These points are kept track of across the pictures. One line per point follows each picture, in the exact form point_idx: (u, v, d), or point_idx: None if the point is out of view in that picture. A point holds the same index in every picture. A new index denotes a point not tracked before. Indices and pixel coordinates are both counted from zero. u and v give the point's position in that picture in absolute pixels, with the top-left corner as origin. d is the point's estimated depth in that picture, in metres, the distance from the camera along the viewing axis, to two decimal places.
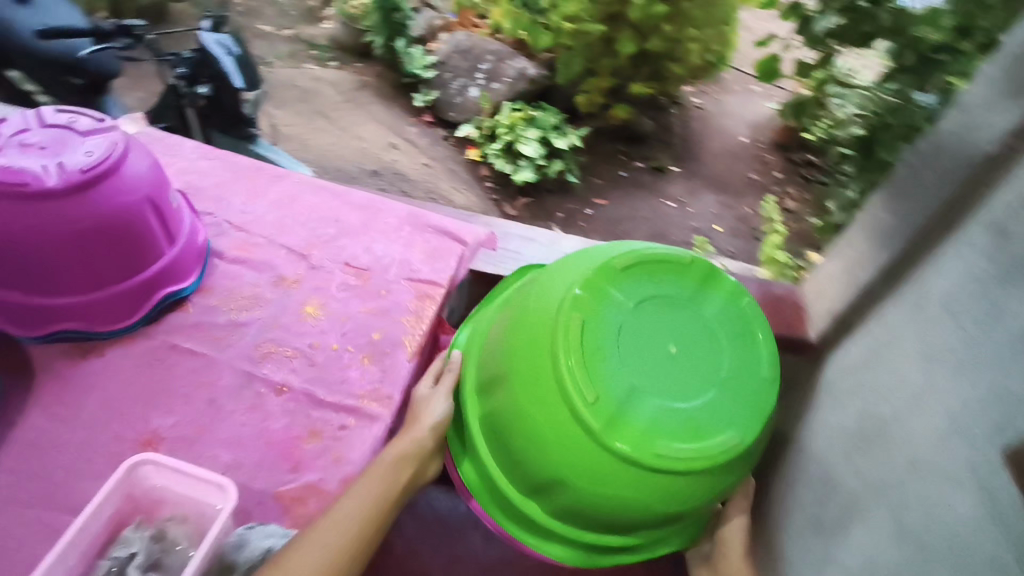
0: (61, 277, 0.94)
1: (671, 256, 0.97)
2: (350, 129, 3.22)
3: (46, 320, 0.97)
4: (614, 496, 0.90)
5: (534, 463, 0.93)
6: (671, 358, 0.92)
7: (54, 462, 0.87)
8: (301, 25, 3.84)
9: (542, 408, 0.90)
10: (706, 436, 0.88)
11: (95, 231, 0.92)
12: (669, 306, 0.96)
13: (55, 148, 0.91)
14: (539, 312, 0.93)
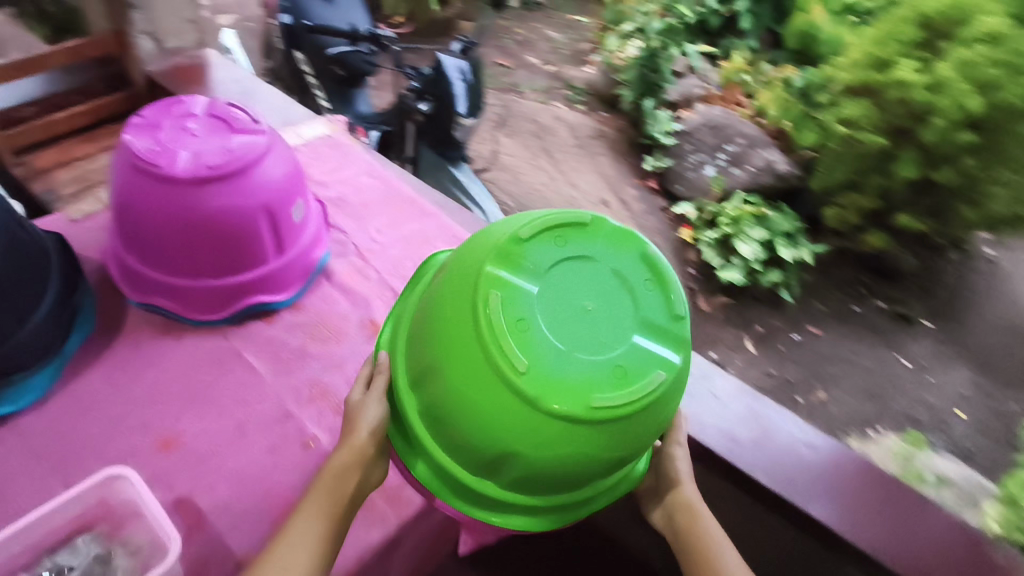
0: (166, 259, 1.08)
1: (568, 219, 0.94)
2: (566, 174, 3.16)
3: (151, 285, 1.12)
4: (568, 453, 0.89)
5: (477, 438, 0.91)
6: (587, 316, 0.88)
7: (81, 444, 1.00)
8: (568, 65, 4.02)
9: (474, 384, 0.88)
10: (635, 382, 0.87)
11: (212, 227, 1.04)
12: (577, 269, 0.91)
13: (215, 157, 1.02)
14: (464, 286, 0.90)
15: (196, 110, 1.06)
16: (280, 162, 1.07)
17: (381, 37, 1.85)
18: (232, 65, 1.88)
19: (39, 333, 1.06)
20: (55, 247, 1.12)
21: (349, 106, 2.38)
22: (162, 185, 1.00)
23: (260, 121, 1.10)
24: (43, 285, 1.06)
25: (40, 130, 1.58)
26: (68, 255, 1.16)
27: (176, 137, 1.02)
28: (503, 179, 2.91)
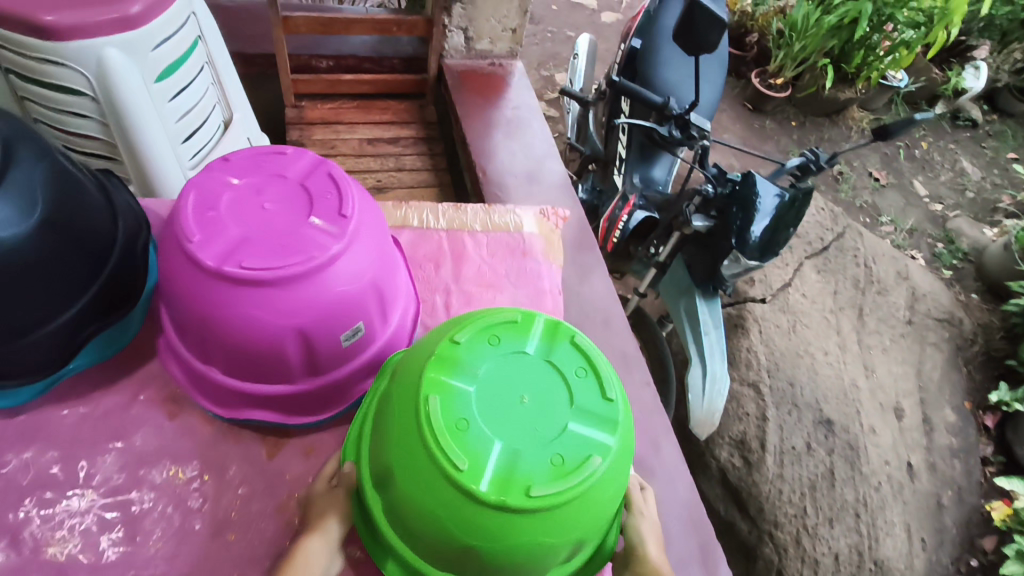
0: (177, 328, 0.75)
1: (498, 316, 0.75)
2: (868, 352, 2.35)
3: (168, 348, 0.79)
4: (520, 550, 0.65)
5: (432, 542, 0.67)
6: (524, 410, 0.67)
7: None
8: (962, 222, 3.15)
9: (417, 488, 0.65)
10: (578, 467, 0.64)
11: (230, 336, 0.70)
12: (518, 361, 0.71)
13: (261, 253, 0.68)
14: (401, 392, 0.70)
15: (287, 174, 0.75)
16: (350, 264, 0.71)
17: (690, 125, 1.48)
18: (532, 89, 1.67)
19: (31, 359, 0.73)
20: (123, 257, 0.79)
21: (646, 164, 2.05)
22: (189, 256, 0.68)
23: (348, 211, 0.73)
24: (72, 298, 0.73)
25: (323, 85, 1.60)
26: (142, 266, 0.83)
27: (236, 198, 0.72)
28: (779, 318, 2.25)
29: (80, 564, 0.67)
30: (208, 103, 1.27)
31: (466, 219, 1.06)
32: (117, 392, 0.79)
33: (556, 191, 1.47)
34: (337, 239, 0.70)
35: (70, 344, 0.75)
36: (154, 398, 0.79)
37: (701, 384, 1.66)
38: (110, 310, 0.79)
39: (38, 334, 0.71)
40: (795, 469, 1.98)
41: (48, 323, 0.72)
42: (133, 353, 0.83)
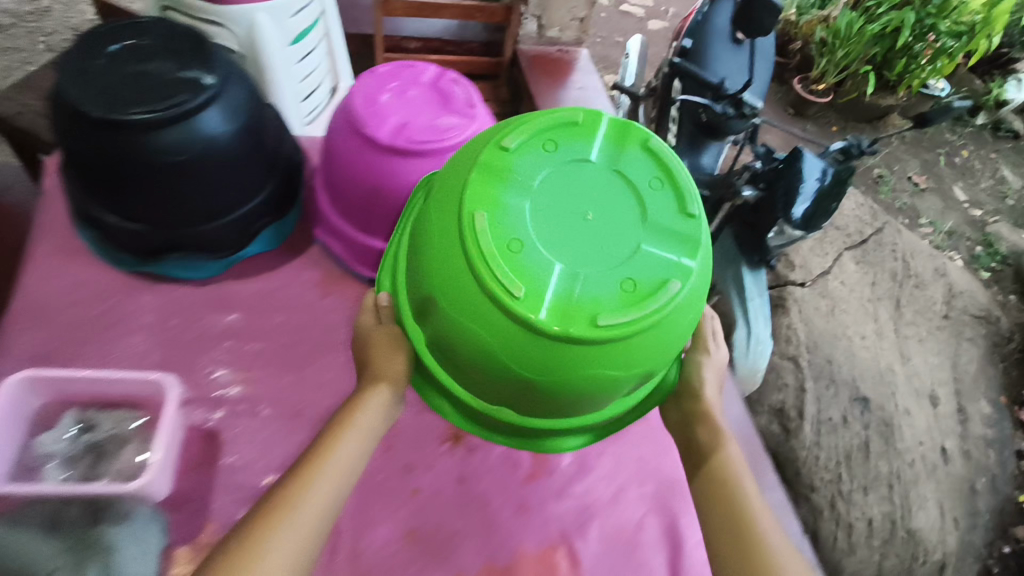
0: (340, 203, 0.94)
1: (558, 121, 0.76)
2: (903, 341, 2.45)
3: (325, 231, 0.99)
4: (589, 379, 0.70)
5: (487, 374, 0.72)
6: (591, 227, 0.71)
7: (176, 330, 0.89)
8: (1000, 227, 3.22)
9: (470, 316, 0.69)
10: (650, 288, 0.68)
11: (394, 203, 0.89)
12: (581, 182, 0.74)
13: (421, 132, 0.86)
14: (444, 216, 0.72)
15: (424, 78, 0.93)
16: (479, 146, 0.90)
17: (744, 103, 1.65)
18: (596, 72, 1.84)
19: (221, 239, 0.92)
20: (288, 166, 0.98)
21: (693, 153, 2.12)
22: (359, 140, 0.87)
23: (476, 106, 0.92)
24: (251, 194, 0.92)
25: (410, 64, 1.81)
26: (301, 180, 1.03)
27: (389, 94, 0.89)
28: (818, 302, 2.35)
29: (265, 391, 0.86)
30: (321, 71, 1.47)
31: None
32: (279, 274, 0.97)
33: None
34: (473, 124, 0.89)
35: (247, 231, 0.94)
36: (309, 281, 0.97)
37: (745, 344, 1.78)
38: (277, 210, 0.98)
39: (230, 217, 0.91)
40: (831, 438, 2.09)
41: (236, 210, 0.91)
42: (287, 247, 1.01)
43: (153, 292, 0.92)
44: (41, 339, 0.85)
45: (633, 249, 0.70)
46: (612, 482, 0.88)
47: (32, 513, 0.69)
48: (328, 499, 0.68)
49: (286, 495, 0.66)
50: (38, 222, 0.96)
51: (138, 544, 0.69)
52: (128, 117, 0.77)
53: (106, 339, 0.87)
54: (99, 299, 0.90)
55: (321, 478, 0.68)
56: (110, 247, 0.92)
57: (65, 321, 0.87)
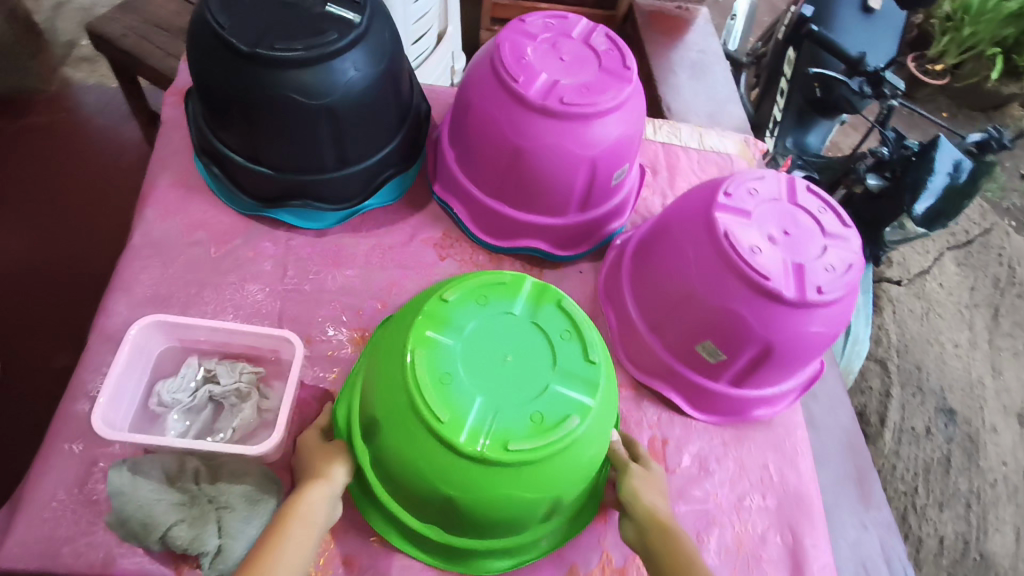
0: (470, 160, 0.88)
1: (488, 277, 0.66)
2: (998, 354, 2.12)
3: (451, 189, 0.93)
4: (497, 507, 0.59)
5: (412, 492, 0.62)
6: (507, 369, 0.60)
7: (296, 282, 0.86)
8: None
9: (394, 433, 0.60)
10: (558, 424, 0.58)
11: (534, 167, 0.82)
12: (504, 322, 0.63)
13: (575, 91, 0.79)
14: (385, 348, 0.64)
15: (575, 32, 0.85)
16: (631, 113, 0.83)
17: (884, 81, 1.47)
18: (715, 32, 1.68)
19: (343, 189, 0.88)
20: (415, 118, 0.92)
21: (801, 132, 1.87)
22: (504, 94, 0.80)
23: (632, 68, 0.83)
24: (378, 146, 0.87)
25: (516, 10, 1.69)
26: (425, 133, 0.97)
27: (539, 47, 0.82)
28: (913, 302, 2.18)
29: None
30: (432, 15, 1.35)
31: (680, 138, 1.15)
32: (398, 232, 0.93)
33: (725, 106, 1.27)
34: (628, 89, 0.81)
35: (368, 182, 0.90)
36: (428, 241, 0.93)
37: (841, 344, 1.66)
38: (400, 162, 0.93)
39: (355, 168, 0.86)
40: (911, 448, 1.92)
41: (362, 162, 0.86)
42: (405, 203, 0.96)
43: (271, 237, 0.88)
44: (161, 278, 0.83)
45: (545, 387, 0.60)
46: (733, 489, 0.81)
47: (155, 462, 0.67)
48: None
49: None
50: (159, 155, 0.93)
51: (253, 508, 0.66)
52: (282, 58, 0.73)
53: (226, 284, 0.84)
54: (217, 242, 0.87)
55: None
56: (233, 190, 0.89)
57: (185, 261, 0.85)
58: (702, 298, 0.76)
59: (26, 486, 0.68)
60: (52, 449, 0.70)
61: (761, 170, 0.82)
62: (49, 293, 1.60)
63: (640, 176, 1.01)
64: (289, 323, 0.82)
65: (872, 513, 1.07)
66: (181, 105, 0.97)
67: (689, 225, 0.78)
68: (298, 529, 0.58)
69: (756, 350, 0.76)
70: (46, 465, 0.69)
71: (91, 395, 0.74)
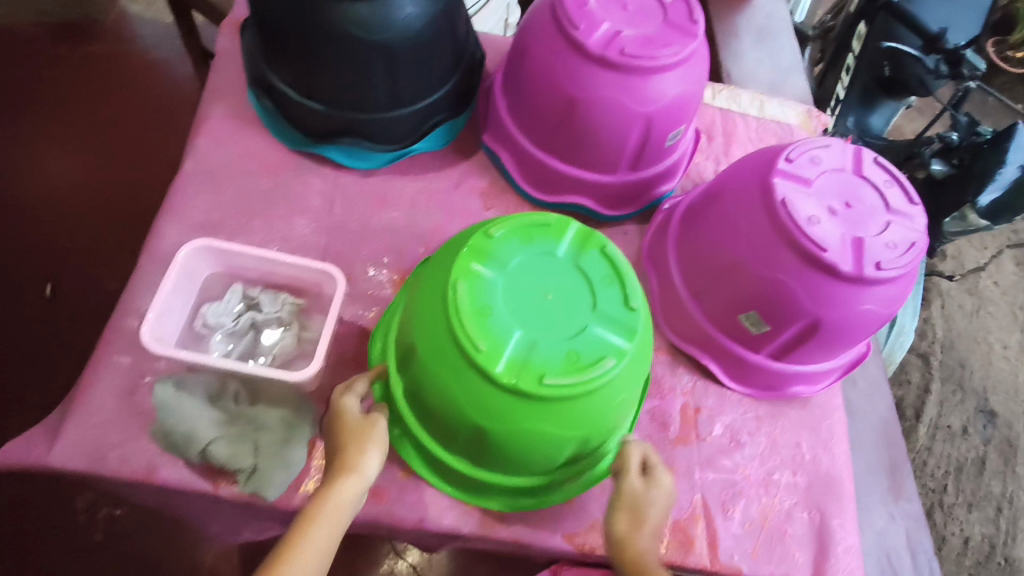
0: (523, 111, 0.87)
1: (532, 215, 0.64)
2: None
3: (501, 140, 0.92)
4: (526, 439, 0.60)
5: (444, 422, 0.63)
6: (548, 307, 0.60)
7: (341, 220, 0.86)
8: None
9: (433, 361, 0.61)
10: (593, 365, 0.57)
11: (588, 121, 0.80)
12: (547, 261, 0.62)
13: (637, 43, 0.76)
14: (428, 280, 0.64)
15: None
16: (692, 70, 0.80)
17: (964, 60, 1.40)
18: None
19: (393, 131, 0.87)
20: (468, 64, 0.91)
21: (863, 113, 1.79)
22: (563, 42, 0.78)
23: (699, 24, 0.80)
24: (431, 90, 0.86)
25: None
26: (478, 82, 0.96)
27: None
28: (964, 298, 2.09)
29: None
30: None
31: (739, 104, 1.10)
32: (444, 178, 0.92)
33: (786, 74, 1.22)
34: (692, 44, 0.78)
35: (418, 125, 0.89)
36: (474, 190, 0.93)
37: (885, 334, 1.61)
38: (450, 109, 0.92)
39: (406, 111, 0.85)
40: (945, 446, 1.88)
41: (414, 105, 0.86)
42: (453, 150, 0.95)
43: (318, 174, 0.89)
44: (212, 207, 0.85)
45: (583, 327, 0.60)
46: (763, 463, 0.81)
47: (198, 381, 0.70)
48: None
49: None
50: (213, 84, 0.93)
51: (289, 432, 0.69)
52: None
53: (273, 217, 0.85)
54: (267, 174, 0.88)
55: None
56: (284, 124, 0.89)
57: (236, 191, 0.86)
58: (751, 268, 0.74)
59: (76, 393, 0.71)
60: (101, 360, 0.73)
61: (826, 139, 0.78)
62: (109, 222, 1.67)
63: (694, 140, 0.98)
64: (332, 260, 0.83)
65: (900, 505, 1.06)
66: (236, 35, 0.97)
67: (745, 191, 0.76)
68: (322, 523, 0.60)
69: (802, 325, 0.74)
70: (96, 375, 0.72)
71: (141, 313, 0.76)
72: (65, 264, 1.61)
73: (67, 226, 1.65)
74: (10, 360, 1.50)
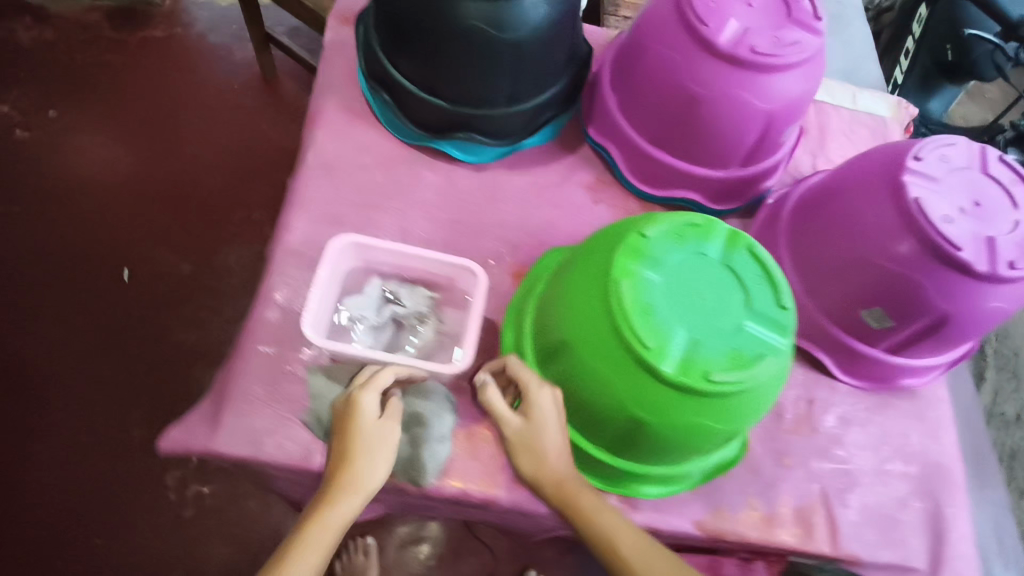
0: (637, 107, 0.88)
1: (681, 215, 0.67)
2: None
3: (609, 134, 0.93)
4: (682, 431, 0.63)
5: (597, 415, 0.66)
6: (706, 306, 0.62)
7: (458, 213, 0.88)
8: None
9: (592, 358, 0.63)
10: (754, 362, 0.60)
11: (710, 117, 0.81)
12: (700, 261, 0.65)
13: (765, 40, 0.77)
14: (579, 278, 0.67)
15: None
16: (817, 67, 0.80)
17: None
18: None
19: (509, 126, 0.88)
20: (581, 58, 0.91)
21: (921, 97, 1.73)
22: (690, 41, 0.78)
23: (823, 19, 0.80)
24: (549, 85, 0.87)
25: None
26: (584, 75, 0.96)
27: None
28: None
29: None
30: None
31: (832, 95, 1.10)
32: (553, 171, 0.94)
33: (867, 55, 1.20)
34: (818, 41, 0.78)
35: (532, 120, 0.89)
36: (582, 183, 0.94)
37: None
38: (561, 103, 0.92)
39: (525, 106, 0.86)
40: (997, 434, 1.89)
41: (532, 100, 0.86)
42: (559, 143, 0.96)
43: (433, 167, 0.90)
44: (333, 199, 0.85)
45: (739, 325, 0.62)
46: (874, 453, 0.83)
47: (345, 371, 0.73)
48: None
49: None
50: (323, 76, 0.93)
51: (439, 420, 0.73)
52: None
53: (393, 210, 0.86)
54: (383, 167, 0.88)
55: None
56: (398, 118, 0.90)
57: (354, 184, 0.86)
58: (879, 264, 0.75)
59: (229, 383, 0.75)
60: (246, 351, 0.76)
61: (950, 137, 0.79)
62: (177, 206, 1.63)
63: (797, 133, 0.98)
64: (453, 253, 0.85)
65: (985, 493, 1.08)
66: (342, 28, 0.98)
67: (871, 188, 0.77)
68: (332, 524, 0.63)
69: (928, 321, 0.76)
70: (245, 365, 0.75)
71: (277, 305, 0.78)
72: (139, 247, 1.57)
73: (137, 209, 1.61)
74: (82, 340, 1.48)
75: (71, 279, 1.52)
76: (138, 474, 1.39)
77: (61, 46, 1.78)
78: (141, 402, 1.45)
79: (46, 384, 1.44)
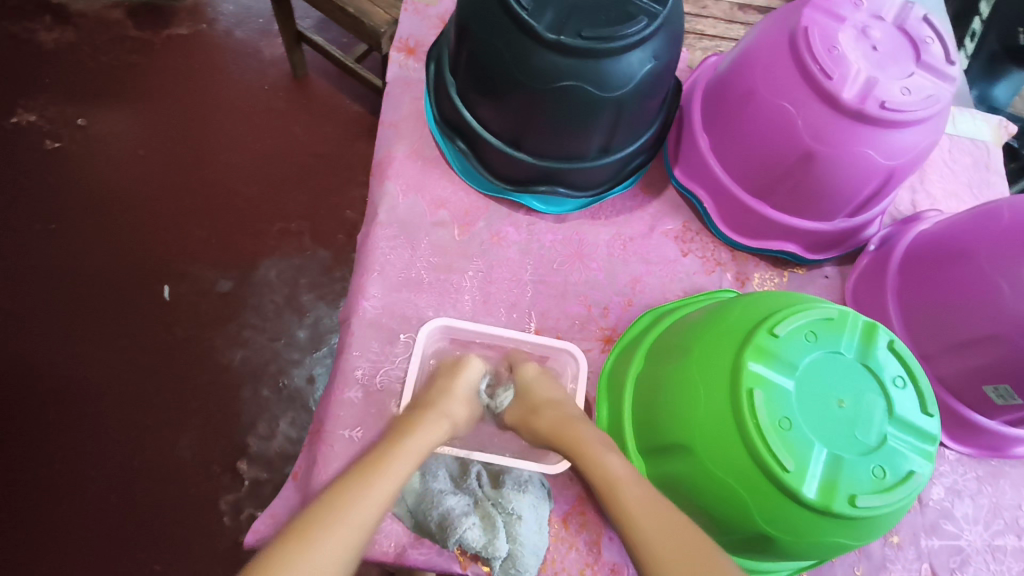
0: (734, 155, 0.80)
1: (812, 308, 0.61)
2: None
3: (697, 181, 0.86)
4: (813, 549, 0.59)
5: (717, 524, 0.61)
6: (843, 418, 0.57)
7: (541, 273, 0.83)
8: None
9: (716, 471, 0.58)
10: (900, 482, 0.56)
11: (826, 172, 0.73)
12: (834, 364, 0.59)
13: (894, 93, 0.69)
14: (698, 376, 0.61)
15: (887, 16, 0.73)
16: (946, 117, 0.72)
17: None
18: None
19: (596, 176, 0.81)
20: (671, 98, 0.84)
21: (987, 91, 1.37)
22: (809, 91, 0.70)
23: (954, 63, 0.72)
24: (641, 132, 0.79)
25: None
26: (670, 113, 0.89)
27: (851, 35, 0.71)
28: None
29: None
30: None
31: None
32: (638, 221, 0.88)
33: (965, 78, 1.11)
34: (950, 91, 0.71)
35: (619, 167, 0.82)
36: (668, 233, 0.88)
37: None
38: (651, 148, 0.85)
39: (615, 157, 0.79)
40: None
41: (623, 149, 0.79)
42: (641, 188, 0.89)
43: (511, 221, 0.84)
44: (409, 262, 0.80)
45: (880, 437, 0.58)
46: (986, 528, 0.79)
47: (440, 462, 0.70)
48: (353, 533, 0.49)
49: (307, 523, 0.48)
50: (390, 119, 0.87)
51: (536, 513, 0.68)
52: (590, 48, 0.65)
53: (473, 271, 0.81)
54: (460, 223, 0.83)
55: (342, 509, 0.50)
56: (474, 169, 0.83)
57: (430, 243, 0.81)
58: (1011, 343, 0.69)
59: (314, 470, 0.70)
60: (330, 436, 0.71)
61: None
62: (216, 218, 1.56)
63: None
64: (539, 320, 0.80)
65: None
66: (406, 63, 0.91)
67: (1002, 256, 0.70)
68: (408, 446, 0.58)
69: None
70: (330, 452, 0.70)
71: (359, 383, 0.74)
72: (180, 263, 1.52)
73: (175, 223, 1.55)
74: (125, 360, 1.42)
75: (113, 299, 1.47)
76: (195, 500, 1.33)
77: (86, 49, 1.70)
78: (190, 422, 1.39)
79: (93, 412, 1.37)
